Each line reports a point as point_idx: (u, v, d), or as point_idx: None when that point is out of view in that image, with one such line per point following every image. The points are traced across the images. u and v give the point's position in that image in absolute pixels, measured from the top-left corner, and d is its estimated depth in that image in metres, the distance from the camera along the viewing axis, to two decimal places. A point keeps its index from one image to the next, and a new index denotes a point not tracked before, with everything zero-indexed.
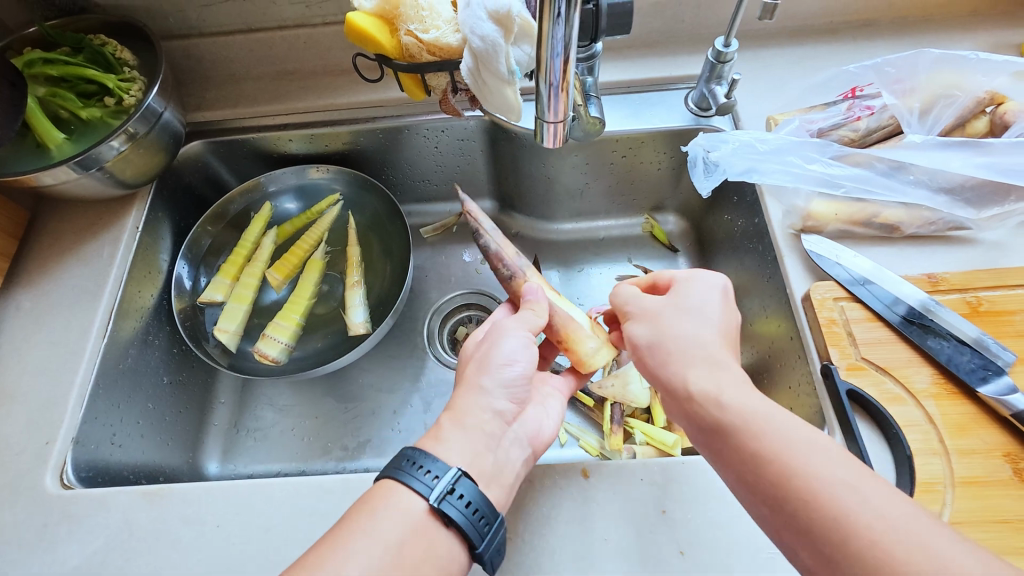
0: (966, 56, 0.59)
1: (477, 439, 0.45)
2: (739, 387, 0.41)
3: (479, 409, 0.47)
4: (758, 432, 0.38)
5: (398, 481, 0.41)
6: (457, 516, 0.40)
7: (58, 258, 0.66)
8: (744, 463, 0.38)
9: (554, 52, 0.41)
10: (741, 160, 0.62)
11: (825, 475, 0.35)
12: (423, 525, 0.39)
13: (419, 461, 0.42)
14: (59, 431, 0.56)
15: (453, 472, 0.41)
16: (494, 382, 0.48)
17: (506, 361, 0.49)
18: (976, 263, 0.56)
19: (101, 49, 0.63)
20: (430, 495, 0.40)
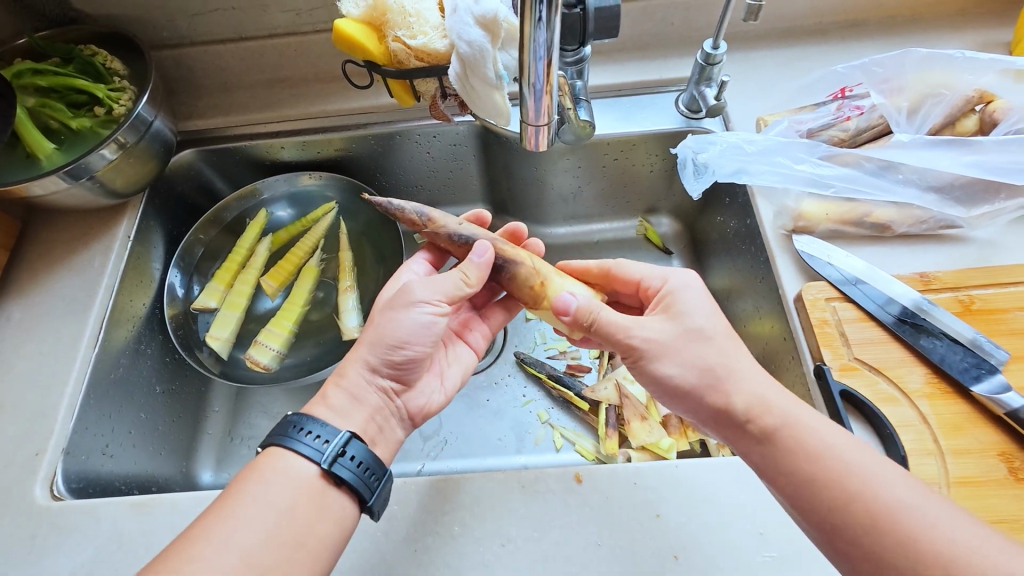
0: (953, 54, 0.58)
1: (360, 412, 0.47)
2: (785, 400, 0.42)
3: (363, 378, 0.48)
4: (852, 472, 0.38)
5: (281, 443, 0.42)
6: (346, 474, 0.42)
7: (49, 268, 0.66)
8: (811, 479, 0.38)
9: (536, 55, 0.41)
10: (730, 162, 0.62)
11: (890, 492, 0.36)
12: (317, 486, 0.41)
13: (305, 426, 0.43)
14: (49, 442, 0.55)
15: (343, 435, 0.43)
16: (381, 359, 0.48)
17: (395, 337, 0.48)
18: (967, 262, 0.55)
19: (90, 59, 0.64)
20: (321, 458, 0.42)
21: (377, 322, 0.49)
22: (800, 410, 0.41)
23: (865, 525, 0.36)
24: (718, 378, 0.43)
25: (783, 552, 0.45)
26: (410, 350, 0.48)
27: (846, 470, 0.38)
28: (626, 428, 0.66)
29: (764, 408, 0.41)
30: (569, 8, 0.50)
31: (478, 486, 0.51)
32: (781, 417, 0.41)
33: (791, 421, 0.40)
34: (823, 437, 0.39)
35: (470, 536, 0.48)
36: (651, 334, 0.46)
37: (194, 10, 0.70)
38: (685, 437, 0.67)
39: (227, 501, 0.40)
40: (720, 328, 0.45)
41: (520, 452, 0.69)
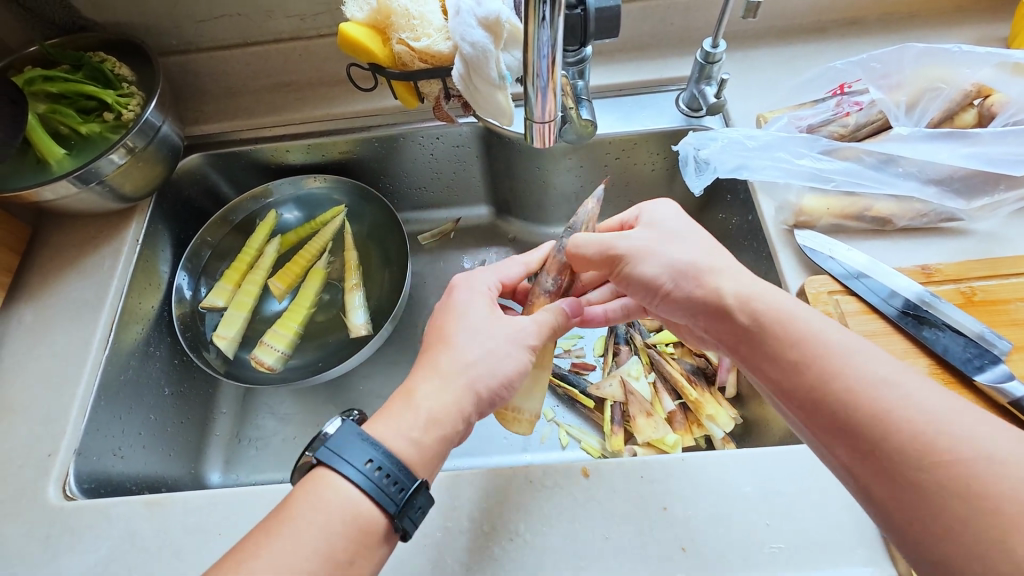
0: (950, 49, 0.59)
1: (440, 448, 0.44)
2: (774, 292, 0.43)
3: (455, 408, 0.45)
4: (834, 358, 0.37)
5: (339, 473, 0.39)
6: (408, 524, 0.40)
7: (59, 272, 0.67)
8: (790, 361, 0.39)
9: (540, 54, 0.42)
10: (731, 158, 0.62)
11: (871, 372, 0.36)
12: (375, 532, 0.39)
13: (376, 460, 0.40)
14: (62, 443, 0.56)
15: (414, 481, 0.40)
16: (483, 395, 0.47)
17: (494, 368, 0.47)
18: (968, 255, 0.56)
19: (100, 66, 0.65)
20: (388, 503, 0.39)
21: (484, 353, 0.47)
22: (786, 301, 0.42)
23: (838, 398, 0.36)
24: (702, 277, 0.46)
25: (791, 544, 0.45)
26: (507, 389, 0.48)
27: (827, 354, 0.38)
28: (632, 424, 0.66)
29: (750, 298, 0.43)
30: (570, 9, 0.50)
31: (487, 482, 0.51)
32: (766, 309, 0.42)
33: (777, 309, 0.41)
34: (808, 324, 0.40)
35: (479, 531, 0.49)
36: (631, 243, 0.51)
37: (200, 17, 0.71)
38: (690, 432, 0.67)
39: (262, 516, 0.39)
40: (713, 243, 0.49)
41: (527, 449, 0.70)
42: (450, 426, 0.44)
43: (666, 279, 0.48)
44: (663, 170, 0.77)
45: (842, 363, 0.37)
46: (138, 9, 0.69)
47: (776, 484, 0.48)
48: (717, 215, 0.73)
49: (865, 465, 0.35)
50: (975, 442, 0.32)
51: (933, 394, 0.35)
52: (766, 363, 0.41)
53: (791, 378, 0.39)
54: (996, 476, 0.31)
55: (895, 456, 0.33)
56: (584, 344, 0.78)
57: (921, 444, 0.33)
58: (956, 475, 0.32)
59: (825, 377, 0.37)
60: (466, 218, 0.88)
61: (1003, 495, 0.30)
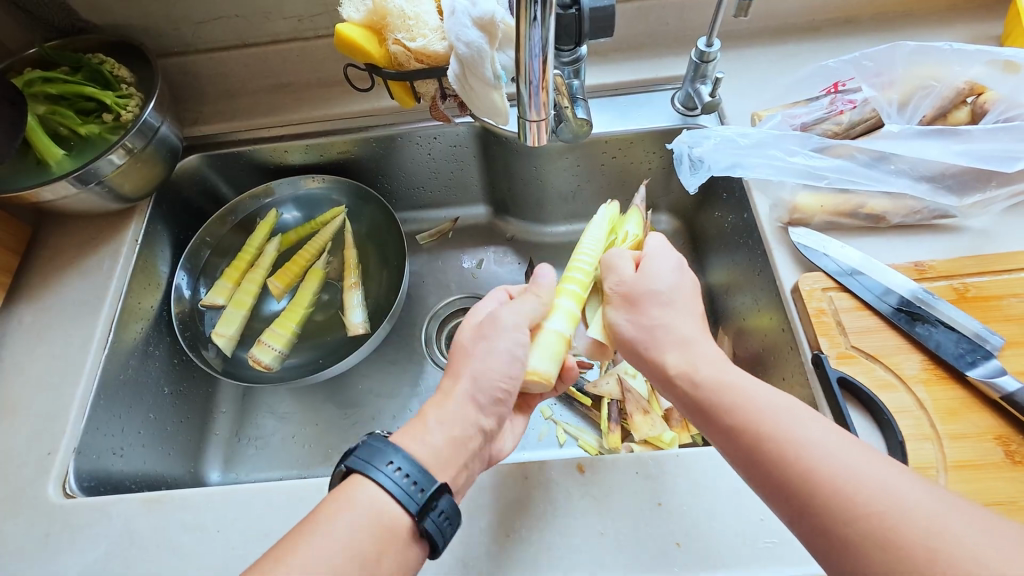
0: (943, 47, 0.59)
1: (454, 453, 0.44)
2: (714, 359, 0.45)
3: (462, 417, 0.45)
4: (764, 418, 0.39)
5: (367, 480, 0.40)
6: (427, 523, 0.40)
7: (59, 273, 0.68)
8: (727, 427, 0.41)
9: (532, 54, 0.42)
10: (725, 157, 0.63)
11: (796, 432, 0.37)
12: (395, 531, 0.39)
13: (397, 462, 0.41)
14: (61, 441, 0.56)
15: (435, 484, 0.41)
16: (484, 399, 0.46)
17: (497, 372, 0.46)
18: (960, 251, 0.56)
19: (99, 68, 0.65)
20: (409, 501, 0.40)
21: (476, 356, 0.47)
22: (724, 366, 0.44)
23: (771, 461, 0.37)
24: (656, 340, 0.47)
25: (785, 540, 0.46)
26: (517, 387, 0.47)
27: (759, 417, 0.39)
28: (628, 422, 0.66)
29: (692, 367, 0.44)
30: (564, 9, 0.51)
31: (483, 478, 0.51)
32: (704, 372, 0.44)
33: (714, 377, 0.43)
34: (742, 386, 0.42)
35: (476, 527, 0.49)
36: (618, 282, 0.51)
37: (198, 18, 0.71)
38: (687, 430, 0.68)
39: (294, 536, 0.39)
40: (673, 291, 0.49)
41: (525, 448, 0.70)
42: (463, 431, 0.45)
43: (631, 334, 0.49)
44: (659, 168, 0.77)
45: (774, 425, 0.38)
46: (136, 10, 0.69)
47: None
48: (714, 213, 0.74)
49: (802, 522, 0.36)
50: (891, 495, 0.33)
51: (854, 451, 0.36)
52: (707, 424, 0.43)
53: (732, 441, 0.40)
54: (911, 526, 0.32)
55: (825, 515, 0.34)
56: None
57: (845, 500, 0.34)
58: (876, 527, 0.32)
59: (757, 438, 0.38)
60: (464, 217, 0.88)
61: (916, 545, 0.31)
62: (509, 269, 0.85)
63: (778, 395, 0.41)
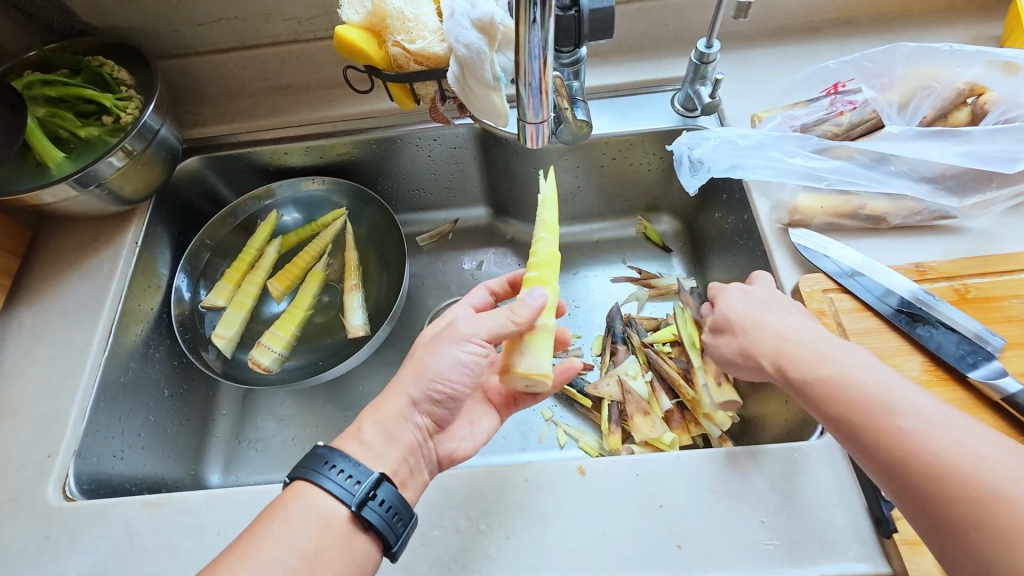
0: (942, 47, 0.59)
1: (394, 451, 0.46)
2: (820, 335, 0.46)
3: (405, 413, 0.47)
4: (860, 387, 0.40)
5: (313, 483, 0.42)
6: (372, 518, 0.41)
7: (59, 275, 0.68)
8: (818, 393, 0.42)
9: (531, 55, 0.42)
10: (724, 158, 0.63)
11: (895, 400, 0.38)
12: (341, 528, 0.41)
13: (335, 462, 0.43)
14: (61, 444, 0.56)
15: (373, 477, 0.43)
16: (421, 397, 0.48)
17: (436, 372, 0.47)
18: (961, 252, 0.56)
19: (98, 70, 0.66)
20: (350, 499, 0.42)
21: (421, 355, 0.49)
22: (822, 342, 0.45)
23: (860, 426, 0.39)
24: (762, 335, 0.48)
25: (786, 542, 0.45)
26: (454, 389, 0.48)
27: (852, 385, 0.41)
28: (629, 423, 0.66)
29: (793, 348, 0.46)
30: (563, 10, 0.51)
31: (482, 480, 0.51)
32: (802, 352, 0.45)
33: (814, 350, 0.44)
34: (839, 358, 0.43)
35: (475, 529, 0.49)
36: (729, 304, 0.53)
37: (198, 20, 0.71)
38: (688, 431, 0.68)
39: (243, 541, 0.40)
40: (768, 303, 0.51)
41: (525, 449, 0.70)
42: (407, 433, 0.47)
43: (731, 352, 0.51)
44: (659, 169, 0.77)
45: (872, 394, 0.39)
46: (136, 12, 0.69)
47: (770, 482, 0.48)
48: (714, 214, 0.74)
49: (891, 483, 0.37)
50: (996, 470, 0.33)
51: (962, 425, 0.36)
52: (799, 392, 0.44)
53: (821, 405, 0.42)
54: (1011, 500, 0.32)
55: (915, 477, 0.35)
56: (581, 343, 0.78)
57: (941, 468, 0.35)
58: (974, 496, 0.33)
59: (849, 403, 0.40)
60: (464, 219, 0.88)
61: (1011, 517, 0.32)
62: (509, 270, 0.85)
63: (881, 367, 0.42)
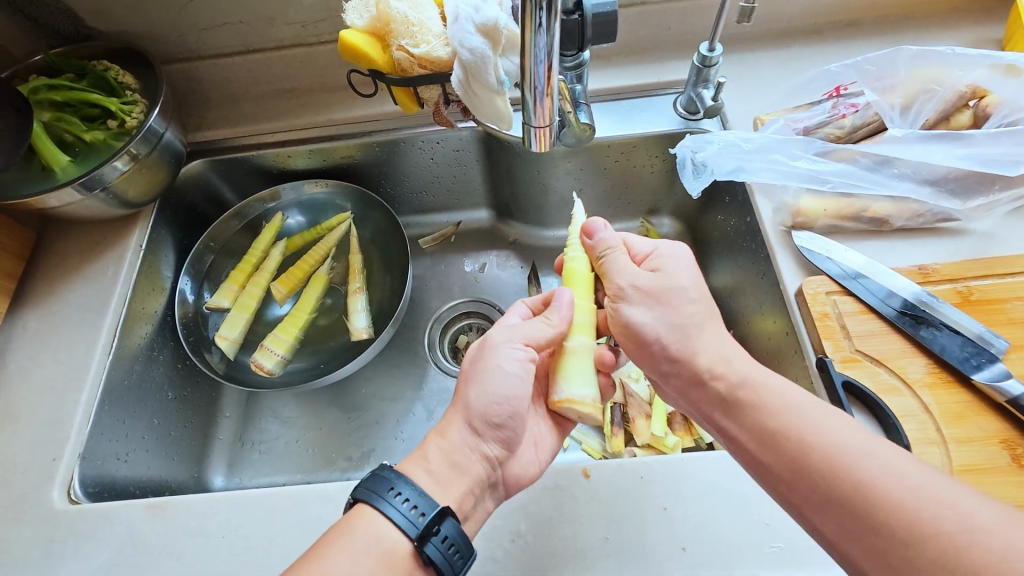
0: (943, 50, 0.60)
1: (460, 482, 0.45)
2: (755, 369, 0.45)
3: (466, 441, 0.47)
4: (809, 431, 0.40)
5: (379, 508, 0.41)
6: (434, 554, 0.40)
7: (63, 278, 0.68)
8: (768, 436, 0.41)
9: (537, 60, 0.42)
10: (729, 161, 0.63)
11: (842, 444, 0.38)
12: (401, 560, 0.40)
13: (397, 487, 0.42)
14: (66, 448, 0.56)
15: (437, 509, 0.42)
16: (478, 421, 0.47)
17: (493, 392, 0.48)
18: (964, 254, 0.56)
19: (103, 74, 0.66)
20: (410, 527, 0.41)
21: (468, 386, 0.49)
22: (762, 372, 0.45)
23: (816, 474, 0.38)
24: (690, 339, 0.47)
25: (791, 543, 0.46)
26: (507, 408, 0.48)
27: (803, 426, 0.40)
28: (632, 426, 0.67)
29: (726, 365, 0.46)
30: (568, 14, 0.51)
31: None
32: (741, 373, 0.45)
33: (750, 380, 0.44)
34: (782, 397, 0.43)
35: (481, 532, 0.49)
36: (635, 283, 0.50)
37: (202, 25, 0.71)
38: (690, 434, 0.67)
39: (308, 559, 0.39)
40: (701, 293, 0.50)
41: None
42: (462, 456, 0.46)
43: (658, 333, 0.48)
44: (661, 171, 0.78)
45: (823, 436, 0.39)
46: (141, 16, 0.70)
47: None
48: (717, 217, 0.74)
49: (851, 538, 0.36)
50: (965, 514, 0.33)
51: (911, 465, 0.37)
52: (744, 430, 0.43)
53: (770, 448, 0.41)
54: (983, 548, 0.32)
55: (873, 525, 0.35)
56: None
57: (900, 515, 0.34)
58: (944, 546, 0.33)
59: (799, 446, 0.40)
60: (467, 221, 0.89)
61: (993, 566, 0.31)
62: (512, 273, 0.86)
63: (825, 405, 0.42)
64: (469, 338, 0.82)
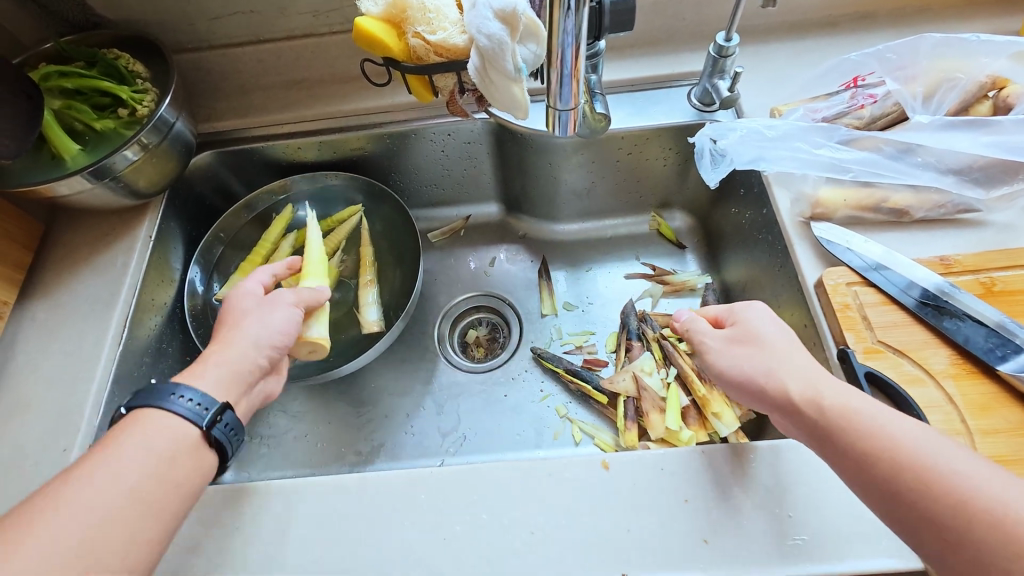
0: (967, 37, 0.59)
1: (231, 386, 0.48)
2: (839, 387, 0.43)
3: (245, 352, 0.50)
4: (905, 449, 0.37)
5: (157, 407, 0.44)
6: (219, 435, 0.45)
7: (72, 269, 0.67)
8: (856, 457, 0.39)
9: (564, 43, 0.42)
10: (748, 150, 0.62)
11: (934, 461, 0.36)
12: (193, 443, 0.44)
13: (177, 390, 0.45)
14: (76, 439, 0.56)
15: (215, 402, 0.45)
16: (246, 353, 0.50)
17: (267, 327, 0.52)
18: (985, 245, 0.56)
19: (114, 62, 0.65)
20: (200, 419, 0.44)
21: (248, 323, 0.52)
22: (846, 391, 0.42)
23: (913, 495, 0.36)
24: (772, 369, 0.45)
25: (815, 537, 0.45)
26: (277, 336, 0.52)
27: (893, 445, 0.38)
28: (645, 419, 0.66)
29: (811, 388, 0.43)
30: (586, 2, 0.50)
31: (505, 474, 0.51)
32: (820, 393, 0.42)
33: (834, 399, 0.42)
34: (868, 415, 0.40)
35: (498, 524, 0.48)
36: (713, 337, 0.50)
37: (213, 14, 0.71)
38: (705, 428, 0.65)
39: (71, 476, 0.39)
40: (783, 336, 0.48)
41: (539, 446, 0.70)
42: (234, 382, 0.48)
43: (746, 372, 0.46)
44: (674, 163, 0.77)
45: (916, 455, 0.37)
46: (152, 5, 0.69)
47: (795, 477, 0.48)
48: (730, 210, 0.73)
49: (959, 561, 0.34)
50: None
51: (1008, 481, 0.35)
52: (831, 454, 0.41)
53: (859, 470, 0.39)
54: None
55: (979, 545, 0.33)
56: (596, 340, 0.77)
57: (1006, 533, 0.33)
58: None
59: (891, 465, 0.37)
60: (476, 215, 0.88)
61: None
62: (521, 267, 0.85)
63: (911, 421, 0.39)
64: (478, 333, 0.82)
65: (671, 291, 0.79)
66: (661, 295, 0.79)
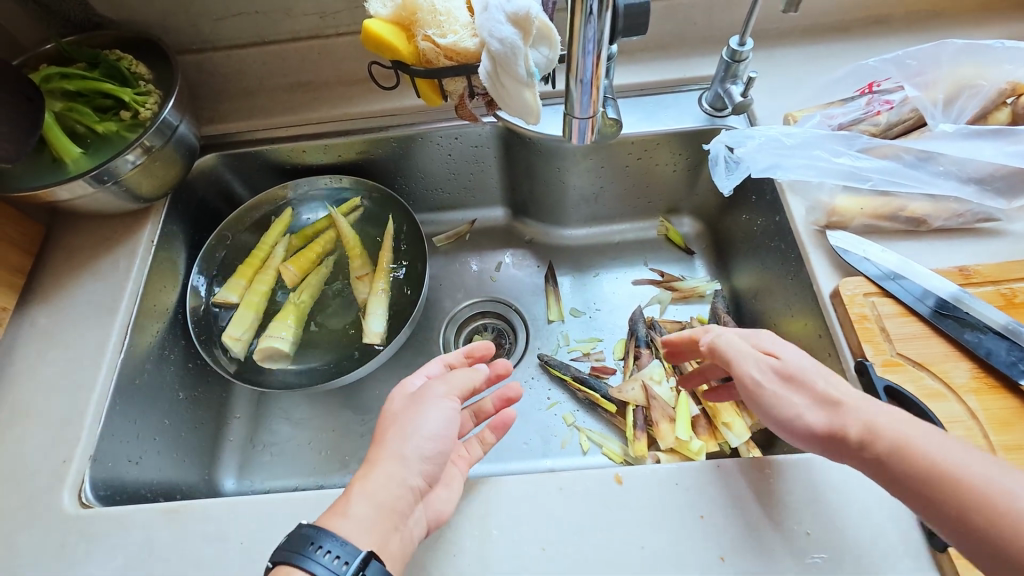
0: (992, 45, 0.58)
1: (379, 524, 0.41)
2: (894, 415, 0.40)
3: (392, 482, 0.42)
4: (977, 482, 0.35)
5: (298, 566, 0.37)
6: None
7: (72, 274, 0.66)
8: (928, 494, 0.36)
9: (586, 50, 0.41)
10: (765, 157, 0.61)
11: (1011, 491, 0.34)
12: None
13: (318, 541, 0.38)
14: (78, 449, 0.54)
15: (362, 554, 0.38)
16: (414, 458, 0.44)
17: (421, 435, 0.45)
18: (1005, 255, 0.55)
19: (116, 64, 0.64)
20: None
21: (396, 424, 0.46)
22: (900, 421, 0.40)
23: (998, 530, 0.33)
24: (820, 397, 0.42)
25: (834, 554, 0.44)
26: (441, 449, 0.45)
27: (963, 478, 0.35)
28: (654, 429, 0.64)
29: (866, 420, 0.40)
30: None
31: (516, 488, 0.49)
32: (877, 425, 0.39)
33: (890, 433, 0.39)
34: (931, 446, 0.37)
35: (508, 540, 0.47)
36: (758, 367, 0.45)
37: (217, 15, 0.69)
38: (714, 438, 0.64)
39: None
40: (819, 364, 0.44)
41: (547, 455, 0.69)
42: (396, 502, 0.42)
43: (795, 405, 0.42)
44: (683, 168, 0.76)
45: (991, 488, 0.35)
46: (155, 5, 0.68)
47: (812, 492, 0.47)
48: (741, 216, 0.72)
49: None
50: None
51: None
52: (899, 489, 0.38)
53: (933, 507, 0.36)
54: None
55: None
56: (604, 347, 0.76)
57: None
58: None
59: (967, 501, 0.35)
60: (482, 219, 0.87)
61: None
62: (528, 272, 0.84)
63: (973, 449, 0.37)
64: (483, 339, 0.81)
65: (680, 298, 0.78)
66: (669, 302, 0.78)
